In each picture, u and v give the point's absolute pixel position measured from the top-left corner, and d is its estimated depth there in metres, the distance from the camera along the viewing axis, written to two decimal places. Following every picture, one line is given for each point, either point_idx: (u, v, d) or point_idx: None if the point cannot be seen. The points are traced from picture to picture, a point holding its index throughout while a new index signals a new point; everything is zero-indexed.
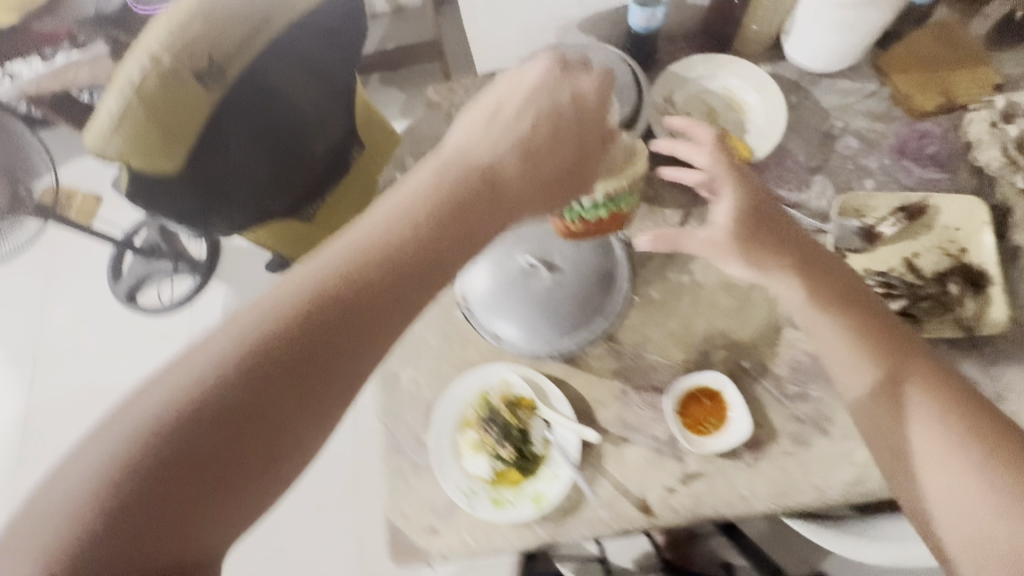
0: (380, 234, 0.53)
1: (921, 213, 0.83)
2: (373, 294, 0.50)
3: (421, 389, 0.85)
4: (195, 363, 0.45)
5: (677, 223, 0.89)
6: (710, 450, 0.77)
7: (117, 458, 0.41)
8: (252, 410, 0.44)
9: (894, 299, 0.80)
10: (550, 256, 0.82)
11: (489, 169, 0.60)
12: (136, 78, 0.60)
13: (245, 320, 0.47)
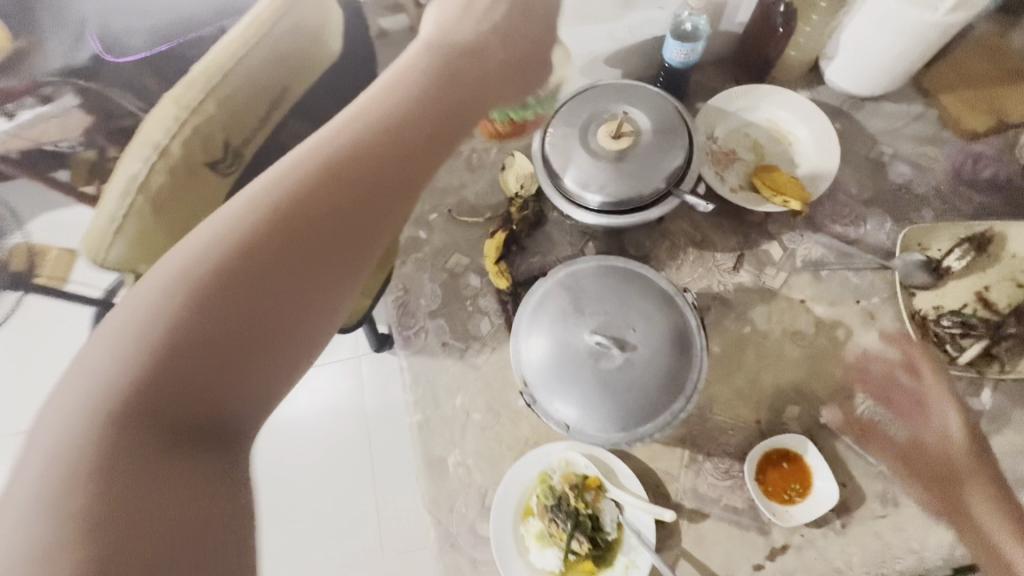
0: (316, 159, 0.50)
1: (989, 242, 0.79)
2: (316, 193, 0.48)
3: (472, 474, 0.77)
4: (122, 329, 0.39)
5: (731, 268, 0.83)
6: (796, 521, 0.71)
7: (92, 417, 0.37)
8: (218, 334, 0.41)
9: (974, 340, 0.75)
10: (626, 323, 0.63)
11: (474, 45, 0.62)
12: (141, 175, 0.51)
13: (176, 264, 0.42)
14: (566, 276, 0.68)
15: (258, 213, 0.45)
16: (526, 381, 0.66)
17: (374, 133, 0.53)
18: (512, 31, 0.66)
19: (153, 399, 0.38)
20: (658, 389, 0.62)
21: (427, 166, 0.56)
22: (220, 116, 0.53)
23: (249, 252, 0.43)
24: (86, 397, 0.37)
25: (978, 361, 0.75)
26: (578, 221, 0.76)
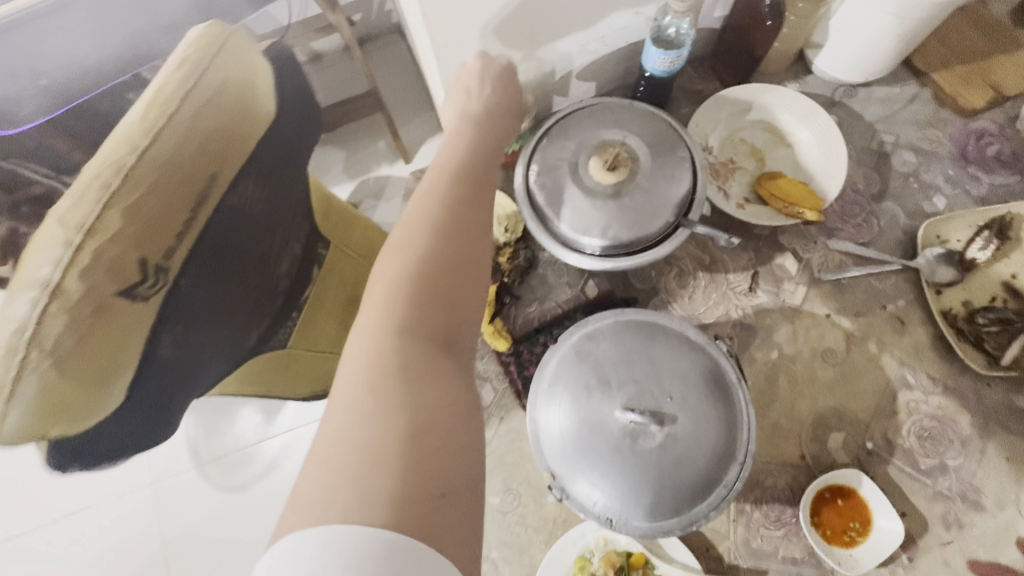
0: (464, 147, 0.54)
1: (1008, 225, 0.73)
2: (482, 170, 0.52)
3: (499, 568, 0.68)
4: (361, 350, 0.38)
5: (746, 288, 0.76)
6: (864, 565, 0.64)
7: (376, 411, 0.35)
8: (455, 271, 0.43)
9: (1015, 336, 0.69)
10: (658, 390, 0.54)
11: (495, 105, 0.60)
12: (28, 326, 0.37)
13: (401, 230, 0.45)
14: (580, 342, 0.58)
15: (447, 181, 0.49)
16: (554, 472, 0.56)
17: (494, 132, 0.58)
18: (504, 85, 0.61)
19: (421, 324, 0.40)
20: (706, 461, 0.53)
21: None
22: (131, 230, 0.40)
23: (460, 207, 0.47)
24: (372, 329, 0.39)
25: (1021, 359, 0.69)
26: (581, 267, 0.66)
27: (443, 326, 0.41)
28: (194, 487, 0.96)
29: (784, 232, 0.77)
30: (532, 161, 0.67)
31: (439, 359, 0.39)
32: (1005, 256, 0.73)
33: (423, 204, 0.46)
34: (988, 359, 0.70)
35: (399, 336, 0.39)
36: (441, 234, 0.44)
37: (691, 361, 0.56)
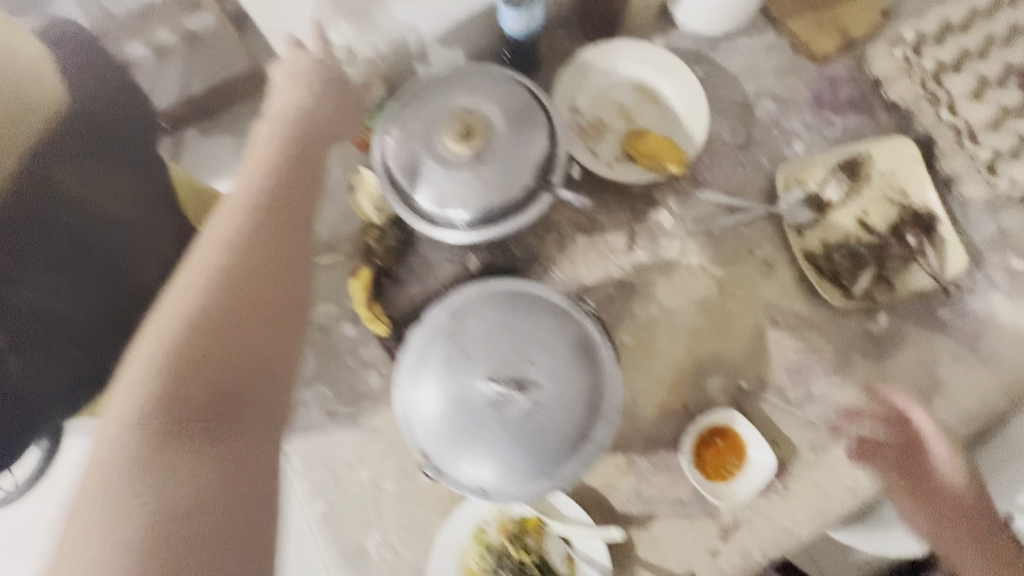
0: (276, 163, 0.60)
1: (855, 167, 0.77)
2: (263, 229, 0.55)
3: (399, 553, 0.67)
4: (111, 452, 0.44)
5: (624, 248, 0.77)
6: (741, 496, 0.68)
7: (117, 514, 0.42)
8: (233, 339, 0.50)
9: (863, 270, 0.75)
10: (523, 359, 0.54)
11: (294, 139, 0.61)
12: None
13: (168, 311, 0.51)
14: (442, 317, 0.57)
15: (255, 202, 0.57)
16: (425, 452, 0.56)
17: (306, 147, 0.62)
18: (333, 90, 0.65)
19: (183, 399, 0.47)
20: (572, 421, 0.54)
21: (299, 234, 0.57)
22: None
23: (232, 277, 0.52)
24: (127, 418, 0.46)
25: (872, 288, 0.75)
26: (448, 242, 0.65)
27: (219, 394, 0.49)
28: None
29: (658, 189, 0.78)
30: (388, 136, 0.64)
31: (201, 434, 0.47)
32: (855, 195, 0.77)
33: (234, 203, 0.56)
34: (844, 293, 0.75)
35: (189, 329, 0.49)
36: (246, 243, 0.54)
37: (559, 329, 0.56)
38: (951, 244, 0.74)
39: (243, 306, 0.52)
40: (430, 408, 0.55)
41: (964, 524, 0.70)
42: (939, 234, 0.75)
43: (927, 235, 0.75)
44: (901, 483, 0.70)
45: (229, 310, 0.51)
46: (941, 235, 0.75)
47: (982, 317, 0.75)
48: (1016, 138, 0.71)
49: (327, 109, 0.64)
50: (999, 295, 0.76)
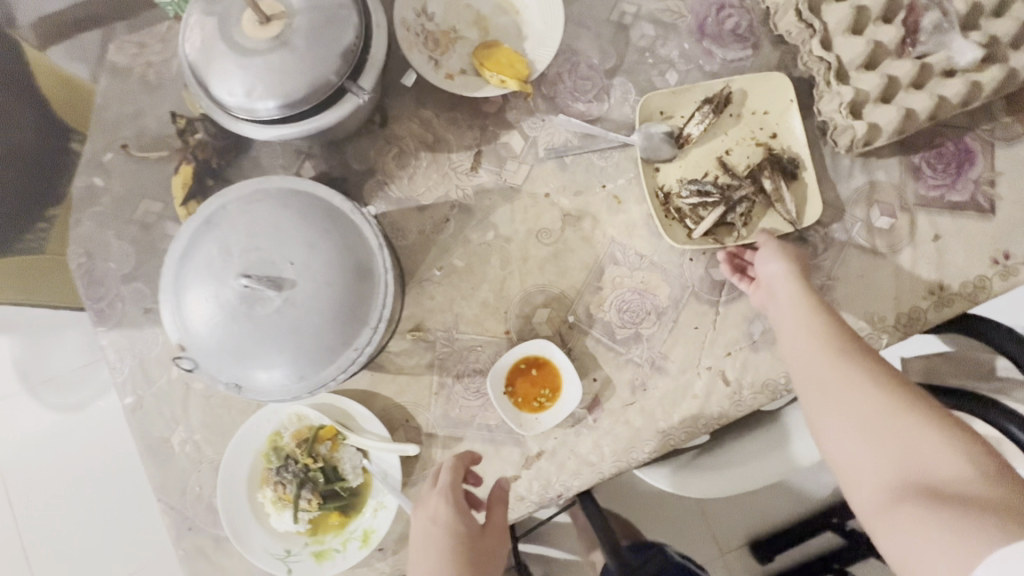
0: (439, 546, 0.56)
1: (725, 102, 0.71)
2: None
3: (202, 450, 0.68)
4: None
5: (468, 168, 0.73)
6: (543, 427, 0.68)
7: None
8: None
9: (711, 210, 0.70)
10: (276, 258, 0.52)
11: None
12: None
13: None
14: (212, 212, 0.55)
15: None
16: (183, 344, 0.54)
17: (445, 533, 0.57)
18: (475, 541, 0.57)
19: None
20: (329, 318, 0.53)
21: None
22: None
23: None
24: None
25: (715, 232, 0.71)
26: (254, 138, 0.62)
27: None
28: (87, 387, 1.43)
29: (511, 110, 0.74)
30: (190, 16, 0.59)
31: None
32: (721, 133, 0.73)
33: None
34: (686, 233, 0.72)
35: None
36: None
37: (323, 227, 0.54)
38: (812, 192, 0.70)
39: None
40: (192, 310, 0.53)
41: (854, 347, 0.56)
42: (799, 181, 0.71)
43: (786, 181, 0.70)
44: (794, 278, 0.63)
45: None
46: (799, 183, 0.70)
47: (832, 272, 0.72)
48: (885, 80, 0.66)
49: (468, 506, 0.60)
50: (854, 251, 0.72)
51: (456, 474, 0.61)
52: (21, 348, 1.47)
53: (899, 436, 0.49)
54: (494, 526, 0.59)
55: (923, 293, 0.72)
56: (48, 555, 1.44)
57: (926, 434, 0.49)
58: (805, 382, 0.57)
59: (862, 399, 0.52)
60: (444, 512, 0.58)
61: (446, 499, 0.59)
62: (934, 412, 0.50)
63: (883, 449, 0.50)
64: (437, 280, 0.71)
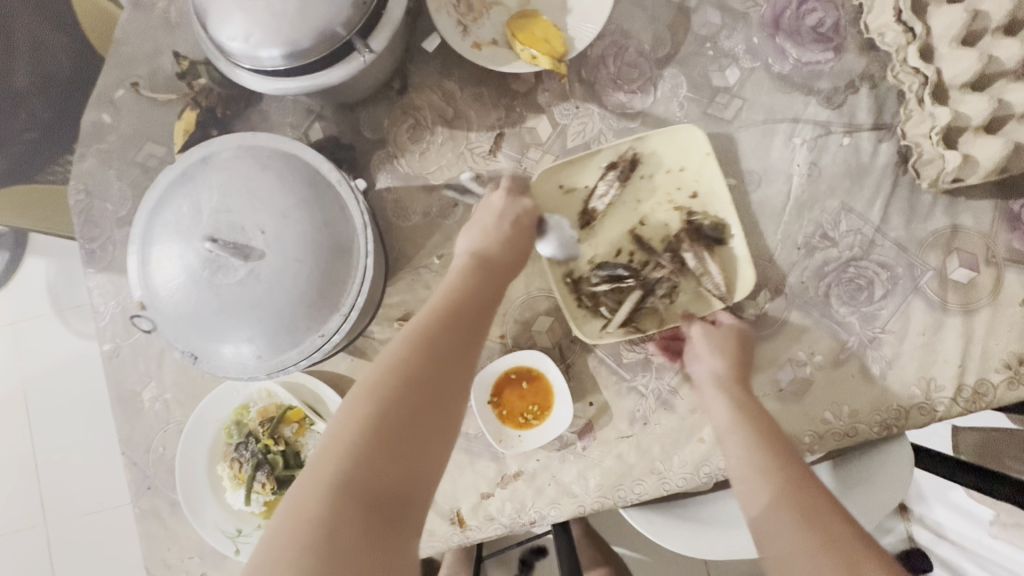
0: (503, 235, 0.56)
1: (632, 166, 0.63)
2: (463, 335, 0.47)
3: (171, 410, 0.66)
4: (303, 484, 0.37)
5: (486, 151, 0.66)
6: (526, 447, 0.62)
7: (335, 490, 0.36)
8: (404, 448, 0.39)
9: (624, 295, 0.63)
10: (246, 223, 0.47)
11: (489, 286, 0.52)
12: None
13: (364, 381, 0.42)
14: (192, 165, 0.51)
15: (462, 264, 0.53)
16: (144, 304, 0.51)
17: (518, 231, 0.57)
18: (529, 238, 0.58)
19: (351, 521, 0.36)
20: (297, 296, 0.48)
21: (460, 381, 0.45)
22: None
23: (423, 382, 0.42)
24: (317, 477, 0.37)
25: (633, 317, 0.63)
26: (258, 91, 0.57)
27: (391, 510, 0.38)
28: None
29: (542, 92, 0.66)
30: None
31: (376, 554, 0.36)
32: (633, 199, 0.64)
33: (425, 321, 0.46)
34: (602, 323, 0.63)
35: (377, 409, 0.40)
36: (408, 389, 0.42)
37: (302, 198, 0.49)
38: (741, 260, 0.61)
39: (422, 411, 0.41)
40: (158, 270, 0.49)
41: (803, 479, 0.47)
42: (725, 249, 0.62)
43: (708, 251, 0.62)
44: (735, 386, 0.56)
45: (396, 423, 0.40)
46: (725, 251, 0.62)
47: (888, 325, 0.62)
48: (995, 105, 0.55)
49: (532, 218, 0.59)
50: (918, 304, 0.62)
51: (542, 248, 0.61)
52: (56, 272, 1.53)
53: None
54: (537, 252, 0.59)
55: (995, 366, 0.60)
56: (57, 471, 1.49)
57: None
58: (753, 525, 0.46)
59: (807, 537, 0.42)
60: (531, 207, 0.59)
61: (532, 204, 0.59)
62: None
63: None
64: (435, 270, 0.65)
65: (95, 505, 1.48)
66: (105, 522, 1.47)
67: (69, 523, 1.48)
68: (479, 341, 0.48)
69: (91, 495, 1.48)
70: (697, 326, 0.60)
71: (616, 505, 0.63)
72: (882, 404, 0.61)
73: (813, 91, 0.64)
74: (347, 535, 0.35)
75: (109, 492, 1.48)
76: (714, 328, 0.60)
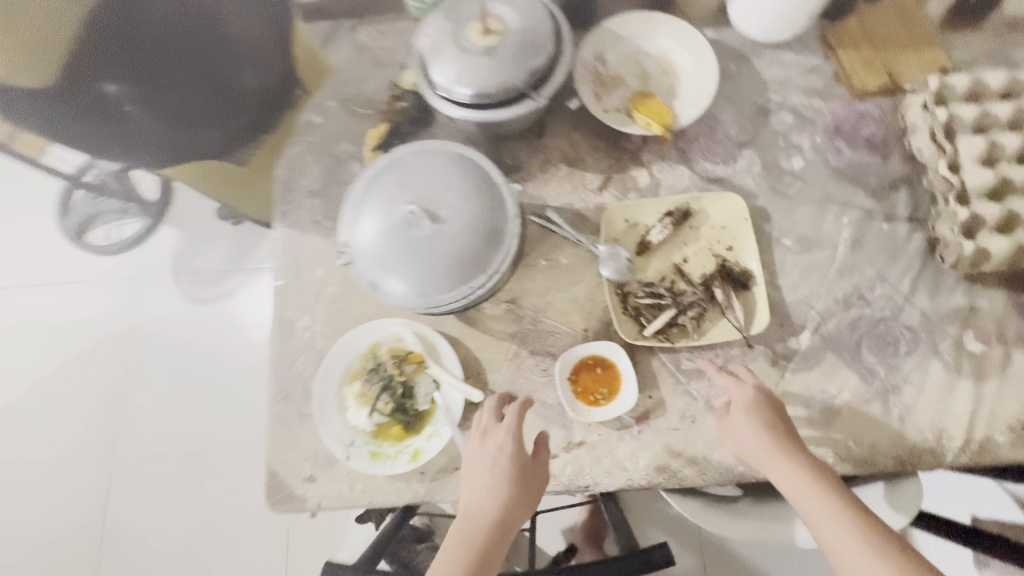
0: (487, 482, 0.66)
1: (685, 216, 0.81)
2: None
3: (316, 339, 0.83)
4: None
5: (596, 188, 0.85)
6: (592, 419, 0.75)
7: None
8: None
9: (661, 311, 0.78)
10: (438, 200, 0.67)
11: (486, 531, 0.63)
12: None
13: None
14: (402, 156, 0.72)
15: (456, 522, 0.65)
16: (348, 243, 0.70)
17: (500, 469, 0.66)
18: (516, 473, 0.67)
19: None
20: (462, 255, 0.67)
21: None
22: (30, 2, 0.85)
23: None
24: None
25: (665, 330, 0.78)
26: (445, 114, 0.79)
27: None
28: (219, 291, 1.74)
29: (646, 152, 0.85)
30: (432, 18, 0.79)
31: None
32: (681, 242, 0.81)
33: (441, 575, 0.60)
34: (638, 329, 0.78)
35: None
36: None
37: (477, 190, 0.69)
38: (760, 302, 0.77)
39: None
40: (367, 221, 0.68)
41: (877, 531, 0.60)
42: (749, 293, 0.78)
43: (735, 290, 0.77)
44: (784, 458, 0.65)
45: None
46: (749, 294, 0.78)
47: (909, 377, 0.74)
48: (1006, 212, 0.70)
49: (517, 451, 0.68)
50: (937, 365, 0.74)
51: (540, 449, 0.70)
52: (183, 242, 1.79)
53: None
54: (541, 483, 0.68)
55: (1001, 428, 0.71)
56: (136, 412, 1.65)
57: None
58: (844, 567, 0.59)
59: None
60: (506, 441, 0.68)
61: (508, 433, 0.69)
62: None
63: None
64: (541, 269, 0.83)
65: (159, 449, 1.61)
66: (162, 468, 1.60)
67: (131, 462, 1.61)
68: None
69: (159, 442, 1.62)
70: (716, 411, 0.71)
71: (660, 484, 0.75)
72: (899, 442, 0.72)
73: (862, 184, 0.81)
74: None
75: (176, 442, 1.62)
76: (740, 393, 0.70)
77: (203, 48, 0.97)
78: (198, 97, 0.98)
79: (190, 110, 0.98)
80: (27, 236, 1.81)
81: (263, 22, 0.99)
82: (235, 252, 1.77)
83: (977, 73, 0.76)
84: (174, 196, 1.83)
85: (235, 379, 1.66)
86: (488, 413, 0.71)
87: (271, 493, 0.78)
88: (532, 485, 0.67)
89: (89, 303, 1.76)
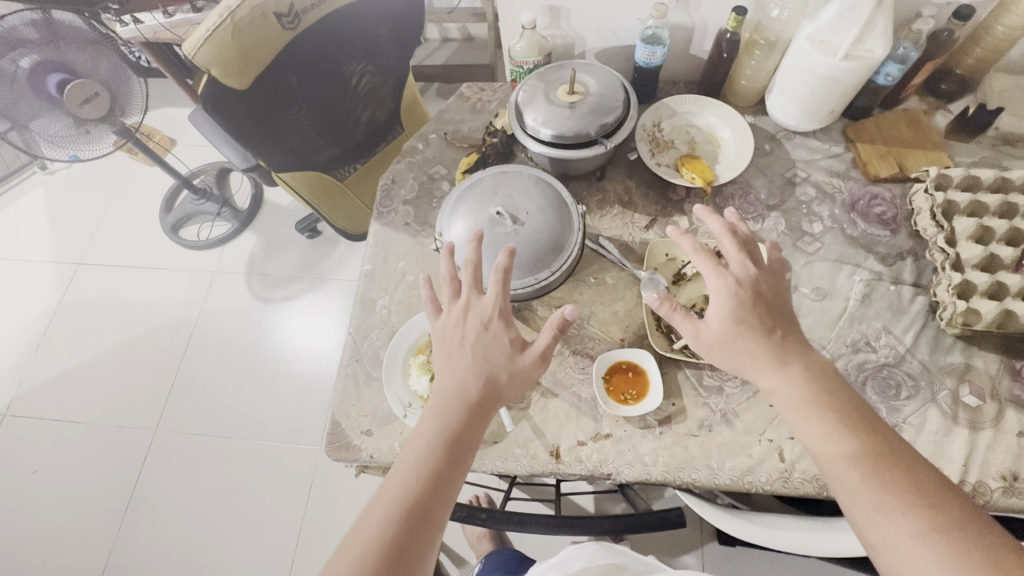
0: (471, 349, 0.73)
1: None
2: (448, 432, 0.68)
3: (391, 316, 0.99)
4: (364, 534, 0.61)
5: (643, 226, 1.01)
6: (622, 412, 0.86)
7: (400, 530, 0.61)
8: (418, 522, 0.62)
9: None
10: (520, 206, 0.84)
11: (466, 392, 0.70)
12: (212, 26, 0.92)
13: (393, 477, 0.65)
14: (493, 170, 0.91)
15: (445, 382, 0.72)
16: (441, 232, 0.88)
17: (481, 345, 0.73)
18: (495, 342, 0.73)
19: (404, 554, 0.60)
20: (532, 251, 0.83)
21: (441, 474, 0.65)
22: (244, 19, 0.94)
23: (428, 484, 0.64)
24: (377, 520, 0.62)
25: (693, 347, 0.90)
26: (528, 150, 0.99)
27: (421, 547, 0.61)
28: (284, 292, 1.94)
29: (688, 203, 1.02)
30: (529, 80, 1.01)
31: None
32: None
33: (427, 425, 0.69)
34: (669, 343, 0.91)
35: (386, 528, 0.61)
36: (419, 491, 0.64)
37: (551, 203, 0.86)
38: None
39: (423, 512, 0.62)
40: (459, 216, 0.86)
41: (868, 436, 0.64)
42: None
43: None
44: (772, 361, 0.69)
45: (398, 545, 0.60)
46: None
47: (909, 418, 0.83)
48: (993, 281, 0.83)
49: (499, 326, 0.74)
50: (935, 411, 0.83)
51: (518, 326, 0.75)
52: (260, 246, 2.03)
53: (929, 549, 0.55)
54: (526, 371, 0.72)
55: (994, 475, 0.78)
56: (189, 390, 1.79)
57: (951, 537, 0.55)
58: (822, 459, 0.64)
59: (863, 471, 0.61)
60: (489, 313, 0.74)
61: (492, 305, 0.75)
62: (951, 506, 0.57)
63: (929, 557, 0.55)
64: (589, 285, 0.97)
65: (200, 428, 1.73)
66: (200, 445, 1.71)
67: (173, 436, 1.73)
68: (455, 440, 0.67)
69: (202, 421, 1.74)
70: (688, 324, 0.73)
71: (675, 482, 0.83)
72: None
73: (873, 251, 0.95)
74: (398, 556, 0.59)
75: (217, 423, 1.74)
76: (717, 278, 0.73)
77: (345, 93, 1.20)
78: (325, 125, 1.22)
79: (316, 133, 1.22)
80: (137, 225, 2.09)
81: (389, 73, 1.28)
82: (305, 260, 1.99)
83: (973, 171, 0.91)
84: (262, 207, 2.09)
85: (280, 373, 1.80)
86: (471, 283, 0.77)
87: (331, 441, 0.89)
88: (515, 361, 0.72)
89: (169, 288, 1.97)
